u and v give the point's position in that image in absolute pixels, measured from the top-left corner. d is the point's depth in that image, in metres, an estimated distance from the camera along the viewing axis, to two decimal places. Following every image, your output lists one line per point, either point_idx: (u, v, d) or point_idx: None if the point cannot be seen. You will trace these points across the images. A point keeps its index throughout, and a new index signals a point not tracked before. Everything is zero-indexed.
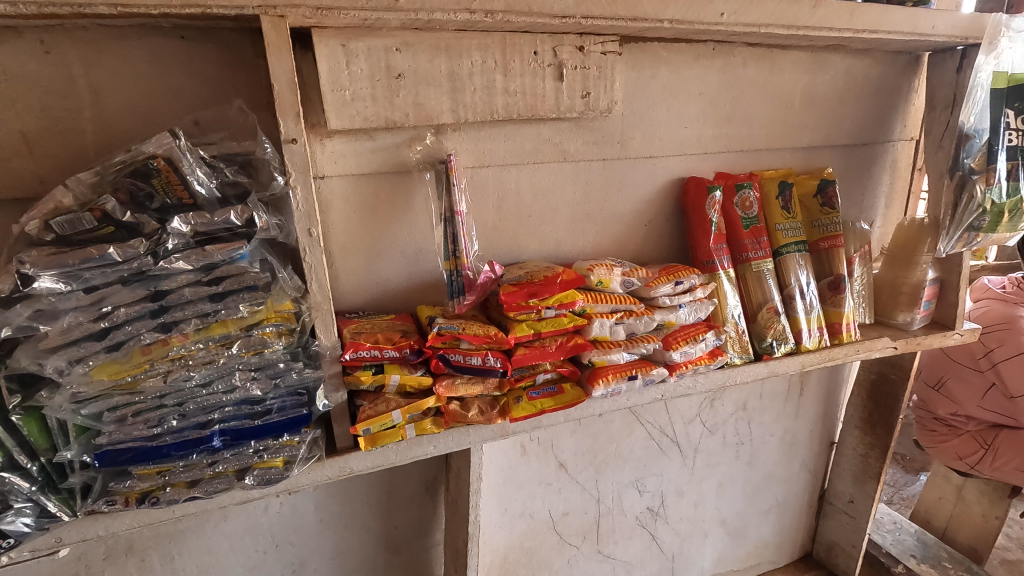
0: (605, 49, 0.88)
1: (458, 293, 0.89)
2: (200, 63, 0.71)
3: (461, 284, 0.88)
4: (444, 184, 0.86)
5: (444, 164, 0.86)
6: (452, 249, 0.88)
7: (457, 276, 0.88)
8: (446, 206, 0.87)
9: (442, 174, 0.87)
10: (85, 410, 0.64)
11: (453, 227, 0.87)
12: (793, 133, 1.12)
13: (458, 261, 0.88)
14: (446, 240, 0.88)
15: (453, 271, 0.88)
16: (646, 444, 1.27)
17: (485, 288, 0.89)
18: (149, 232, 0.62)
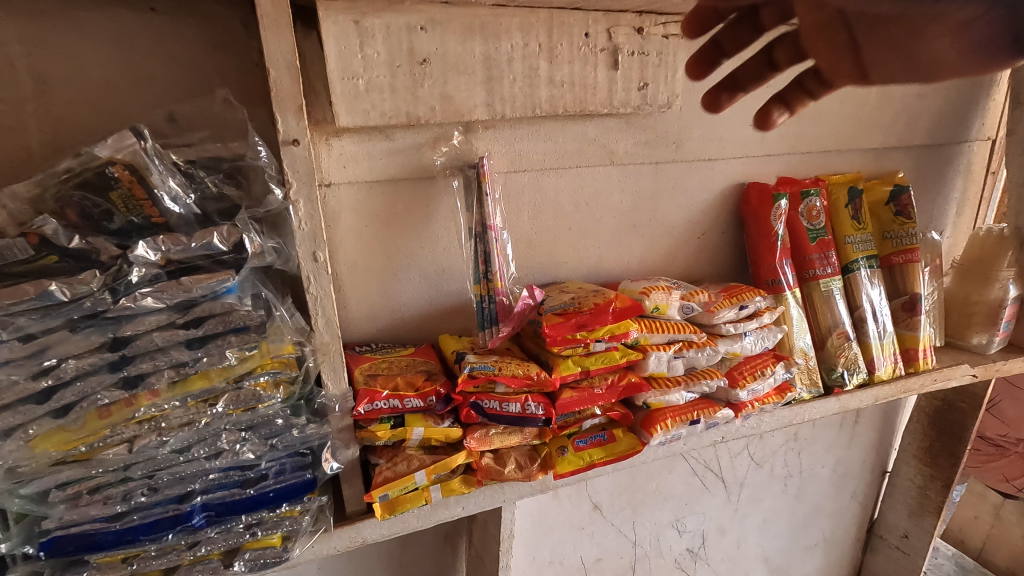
0: (667, 32, 0.73)
1: (489, 323, 0.74)
2: (176, 43, 0.56)
3: (493, 312, 0.73)
4: (475, 193, 0.72)
5: (475, 169, 0.71)
6: (483, 271, 0.73)
7: (489, 303, 0.74)
8: (476, 220, 0.72)
9: (470, 180, 0.72)
10: (26, 491, 0.50)
11: (485, 246, 0.72)
12: (865, 132, 0.98)
13: (490, 285, 0.73)
14: (475, 260, 0.73)
15: (483, 297, 0.74)
16: (687, 480, 1.13)
17: (523, 317, 0.75)
18: (108, 259, 0.48)
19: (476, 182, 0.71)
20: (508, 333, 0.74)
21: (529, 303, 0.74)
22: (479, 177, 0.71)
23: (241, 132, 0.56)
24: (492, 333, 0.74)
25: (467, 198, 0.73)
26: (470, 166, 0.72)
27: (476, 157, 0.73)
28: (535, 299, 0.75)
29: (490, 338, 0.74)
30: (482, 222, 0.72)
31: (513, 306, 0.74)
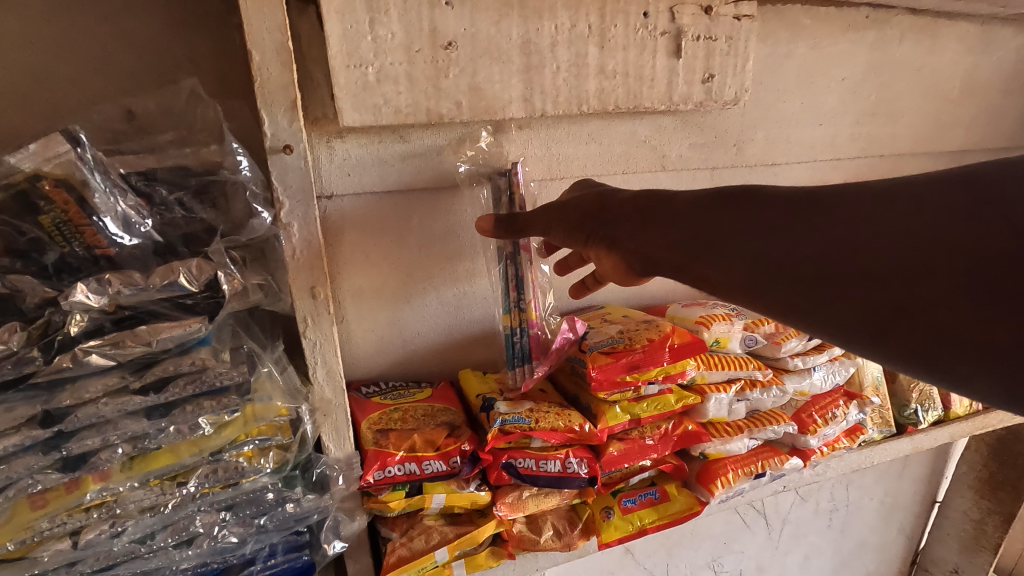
0: (739, 12, 0.60)
1: (520, 360, 0.61)
2: (133, 18, 0.44)
3: (525, 347, 0.61)
4: (502, 211, 0.58)
5: (505, 177, 0.57)
6: (513, 298, 0.60)
7: (520, 337, 0.60)
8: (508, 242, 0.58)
9: (496, 190, 0.58)
10: None
11: (517, 270, 0.59)
12: (944, 132, 0.85)
13: (523, 316, 0.60)
14: (504, 286, 0.60)
15: (513, 330, 0.60)
16: (727, 518, 1.02)
17: (560, 352, 0.62)
18: (37, 305, 0.36)
19: (507, 195, 0.57)
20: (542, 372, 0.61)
21: (569, 336, 0.62)
22: (511, 188, 0.57)
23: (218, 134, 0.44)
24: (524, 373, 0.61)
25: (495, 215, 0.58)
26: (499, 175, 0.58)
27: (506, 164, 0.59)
28: (576, 332, 0.63)
29: (521, 379, 0.61)
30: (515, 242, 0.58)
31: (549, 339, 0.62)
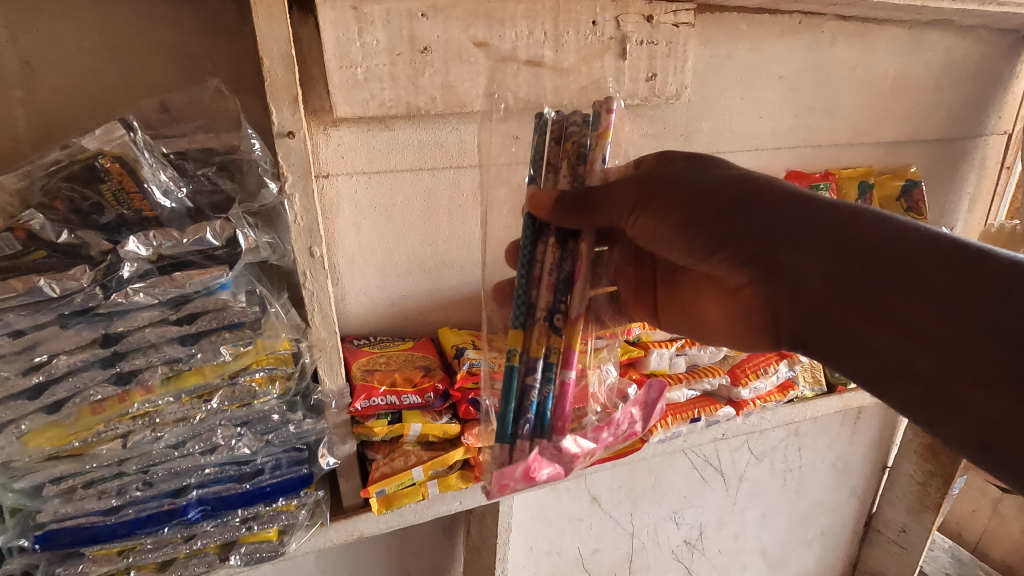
0: (677, 20, 0.71)
1: (534, 421, 0.50)
2: (167, 29, 0.54)
3: (551, 408, 0.50)
4: (562, 156, 0.52)
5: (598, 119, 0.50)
6: (546, 320, 0.51)
7: (544, 385, 0.51)
8: (556, 234, 0.52)
9: (562, 136, 0.52)
10: (19, 485, 0.50)
11: (569, 287, 0.51)
12: (880, 125, 0.95)
13: (558, 353, 0.51)
14: (534, 287, 0.52)
15: (530, 364, 0.51)
16: (687, 475, 1.13)
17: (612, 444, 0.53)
18: (99, 254, 0.47)
19: (573, 143, 0.52)
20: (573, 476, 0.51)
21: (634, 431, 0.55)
22: (594, 138, 0.51)
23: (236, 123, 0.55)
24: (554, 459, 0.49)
25: (550, 168, 0.52)
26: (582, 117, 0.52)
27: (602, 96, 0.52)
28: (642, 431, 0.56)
29: (525, 446, 0.49)
30: (578, 244, 0.52)
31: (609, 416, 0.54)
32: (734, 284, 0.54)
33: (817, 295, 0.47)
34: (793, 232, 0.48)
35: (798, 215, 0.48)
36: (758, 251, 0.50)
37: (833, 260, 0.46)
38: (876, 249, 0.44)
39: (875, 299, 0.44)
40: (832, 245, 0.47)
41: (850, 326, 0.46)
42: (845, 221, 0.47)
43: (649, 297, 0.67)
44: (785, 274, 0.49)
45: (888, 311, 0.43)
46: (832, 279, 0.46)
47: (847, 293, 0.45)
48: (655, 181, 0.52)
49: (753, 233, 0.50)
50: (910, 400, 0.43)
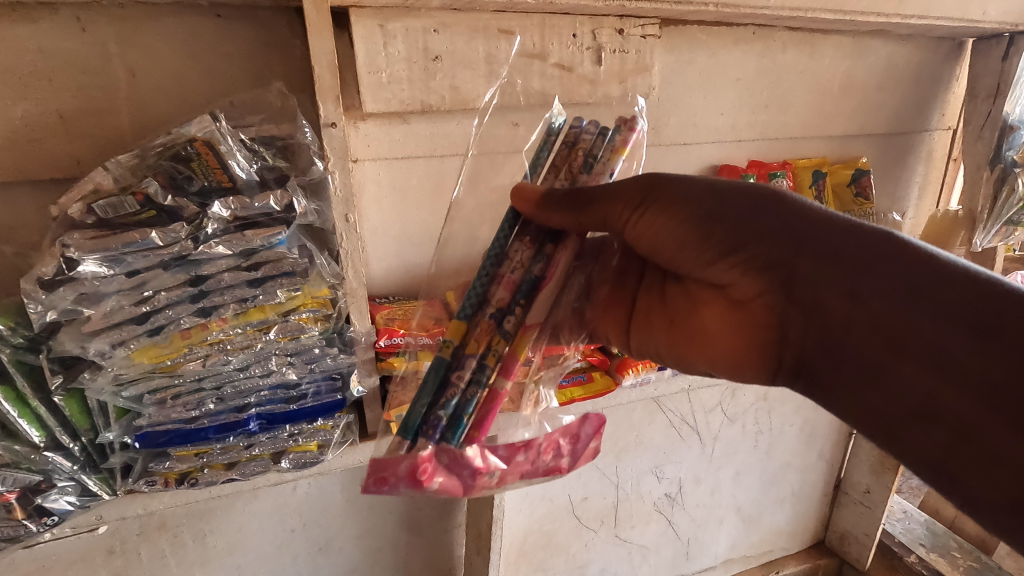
0: (645, 32, 0.85)
1: (445, 422, 0.54)
2: (236, 43, 0.69)
3: (468, 413, 0.55)
4: (568, 156, 0.61)
5: (616, 135, 0.59)
6: (493, 321, 0.57)
7: (468, 387, 0.55)
8: (532, 233, 0.60)
9: (575, 141, 0.61)
10: (126, 393, 0.65)
11: (529, 294, 0.58)
12: (830, 120, 1.10)
13: (494, 356, 0.56)
14: (495, 283, 0.58)
15: (462, 362, 0.56)
16: (666, 432, 1.28)
17: (528, 474, 0.58)
18: (189, 217, 0.62)
19: (583, 149, 0.60)
20: (471, 496, 0.54)
21: (559, 465, 0.59)
22: (608, 150, 0.59)
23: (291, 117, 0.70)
24: (449, 473, 0.52)
25: (554, 167, 0.62)
26: (600, 130, 0.60)
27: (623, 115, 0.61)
28: (569, 468, 0.60)
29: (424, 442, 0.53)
30: (553, 250, 0.59)
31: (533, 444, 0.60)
32: (745, 294, 0.60)
33: (842, 312, 0.53)
34: (831, 250, 0.54)
35: (837, 236, 0.54)
36: (779, 257, 0.56)
37: (864, 280, 0.52)
38: (906, 274, 0.50)
39: (901, 323, 0.50)
40: (857, 263, 0.53)
41: (869, 350, 0.52)
42: (876, 245, 0.53)
43: (621, 317, 0.75)
44: (801, 287, 0.55)
45: (900, 336, 0.50)
46: (861, 297, 0.52)
47: (871, 311, 0.51)
48: (664, 182, 0.59)
49: (784, 247, 0.56)
50: (929, 440, 0.49)
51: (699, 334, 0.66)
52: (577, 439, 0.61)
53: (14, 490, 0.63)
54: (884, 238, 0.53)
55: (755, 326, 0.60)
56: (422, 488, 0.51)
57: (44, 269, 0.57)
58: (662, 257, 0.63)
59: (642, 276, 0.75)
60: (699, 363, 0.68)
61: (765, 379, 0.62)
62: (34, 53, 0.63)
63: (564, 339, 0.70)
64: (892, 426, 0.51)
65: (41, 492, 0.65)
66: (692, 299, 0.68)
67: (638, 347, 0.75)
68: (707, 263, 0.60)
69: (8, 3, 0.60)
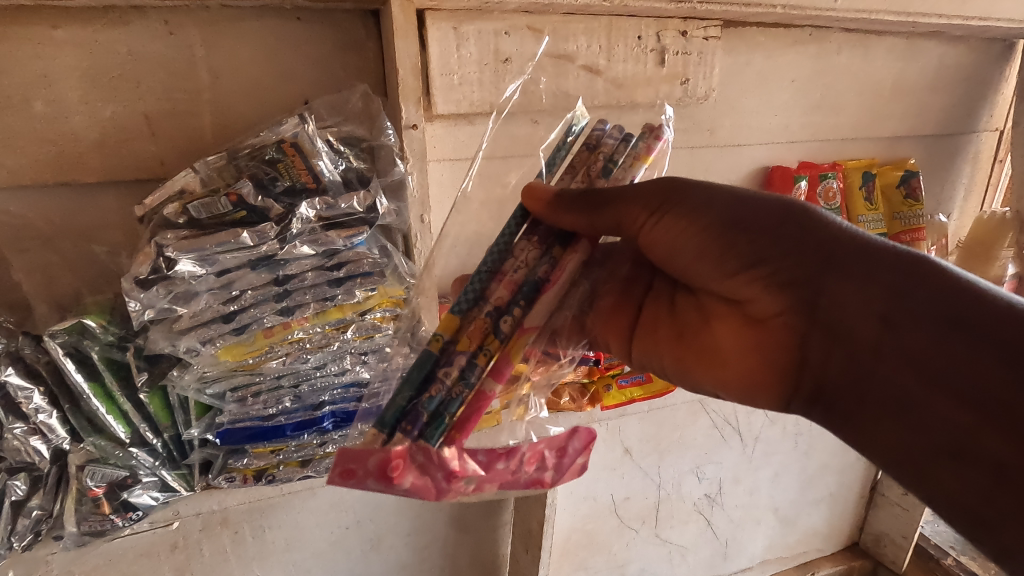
0: (707, 34, 0.85)
1: (426, 419, 0.49)
2: (315, 46, 0.71)
3: (450, 412, 0.49)
4: (585, 159, 0.58)
5: (641, 142, 0.57)
6: (489, 319, 0.52)
7: (454, 385, 0.50)
8: (541, 233, 0.55)
9: (596, 145, 0.58)
10: (210, 390, 0.66)
11: (530, 295, 0.53)
12: (881, 122, 1.09)
13: (485, 357, 0.51)
14: (495, 281, 0.53)
15: (450, 358, 0.51)
16: (708, 433, 1.28)
17: (507, 484, 0.51)
18: (276, 217, 0.62)
19: (604, 153, 0.57)
20: (444, 500, 0.48)
21: (540, 478, 0.52)
22: (631, 156, 0.57)
23: (371, 119, 0.71)
24: (422, 473, 0.47)
25: (570, 169, 0.58)
26: (622, 137, 0.58)
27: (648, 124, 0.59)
28: (552, 482, 0.53)
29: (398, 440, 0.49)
30: (562, 253, 0.55)
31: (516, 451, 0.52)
32: (765, 311, 0.55)
33: (870, 337, 0.48)
34: (860, 270, 0.50)
35: (868, 258, 0.50)
36: (804, 274, 0.52)
37: (899, 304, 0.47)
38: (947, 299, 0.45)
39: (936, 351, 0.45)
40: (882, 286, 0.48)
41: (899, 379, 0.47)
42: (911, 268, 0.48)
43: (625, 325, 0.69)
44: (824, 309, 0.51)
45: (932, 369, 0.45)
46: (893, 323, 0.47)
47: (905, 338, 0.46)
48: (682, 187, 0.56)
49: (810, 263, 0.52)
50: (960, 482, 0.43)
51: (710, 351, 0.62)
52: (562, 453, 0.54)
53: (103, 485, 0.65)
54: (923, 263, 0.48)
55: (772, 347, 0.56)
56: (391, 485, 0.46)
57: (141, 268, 0.58)
58: (680, 264, 0.59)
59: (651, 285, 0.70)
60: (706, 381, 0.63)
61: (780, 405, 0.58)
62: (124, 56, 0.64)
63: (563, 346, 0.63)
64: (921, 466, 0.46)
65: (126, 487, 0.66)
66: (705, 313, 0.63)
67: (639, 358, 0.70)
68: (729, 275, 0.56)
69: (101, 7, 0.61)
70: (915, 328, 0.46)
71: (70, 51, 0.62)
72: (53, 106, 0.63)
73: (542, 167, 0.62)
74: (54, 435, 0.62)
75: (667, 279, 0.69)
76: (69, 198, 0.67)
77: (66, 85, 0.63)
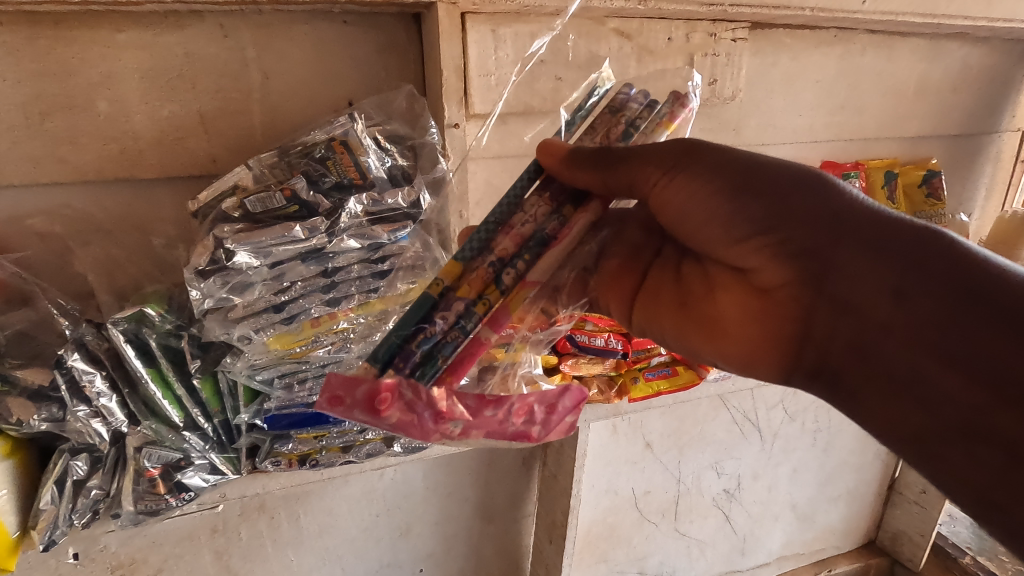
0: (736, 35, 0.87)
1: (419, 358, 0.47)
2: (360, 48, 0.74)
3: (444, 354, 0.47)
4: (604, 119, 0.55)
5: (666, 107, 0.54)
6: (492, 270, 0.50)
7: (450, 329, 0.48)
8: (554, 190, 0.53)
9: (619, 107, 0.54)
10: (259, 377, 0.68)
11: (536, 251, 0.51)
12: (903, 122, 1.11)
13: (484, 305, 0.49)
14: (501, 232, 0.51)
15: (449, 303, 0.49)
16: (728, 428, 1.30)
17: (494, 434, 0.48)
18: (325, 212, 0.65)
19: (627, 117, 0.54)
20: (429, 441, 0.46)
21: (527, 432, 0.49)
22: (654, 122, 0.54)
23: (415, 119, 0.75)
24: (408, 409, 0.45)
25: (589, 129, 0.55)
26: (647, 101, 0.54)
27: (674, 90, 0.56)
28: (539, 438, 0.49)
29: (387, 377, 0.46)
30: (573, 212, 0.52)
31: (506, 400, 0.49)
32: (769, 282, 0.52)
33: (881, 312, 0.46)
34: (875, 241, 0.47)
35: (883, 230, 0.48)
36: (817, 244, 0.49)
37: (913, 277, 0.45)
38: (962, 275, 0.44)
39: (949, 328, 0.44)
40: (895, 257, 0.46)
41: (910, 356, 0.45)
42: (927, 241, 0.46)
43: (628, 289, 0.64)
44: (831, 281, 0.49)
45: (947, 346, 0.43)
46: (906, 296, 0.45)
47: (921, 313, 0.45)
48: (701, 149, 0.52)
49: (822, 232, 0.49)
50: (972, 462, 0.42)
51: (712, 322, 0.58)
52: (552, 409, 0.50)
53: (158, 467, 0.67)
54: (936, 239, 0.47)
55: (775, 318, 0.52)
56: (377, 418, 0.44)
57: (200, 260, 0.62)
58: (682, 229, 0.55)
59: (659, 252, 0.65)
60: (706, 353, 0.59)
61: (779, 378, 0.55)
62: (181, 58, 0.67)
63: (562, 304, 0.59)
64: (931, 443, 0.45)
65: (179, 468, 0.69)
66: (710, 282, 0.59)
67: (642, 325, 0.64)
68: (733, 242, 0.52)
69: (162, 12, 0.64)
70: (930, 303, 0.44)
71: (131, 53, 0.65)
72: (116, 106, 0.66)
73: (560, 126, 0.59)
74: (114, 418, 0.64)
75: (676, 246, 0.64)
76: (127, 194, 0.71)
77: (127, 86, 0.66)
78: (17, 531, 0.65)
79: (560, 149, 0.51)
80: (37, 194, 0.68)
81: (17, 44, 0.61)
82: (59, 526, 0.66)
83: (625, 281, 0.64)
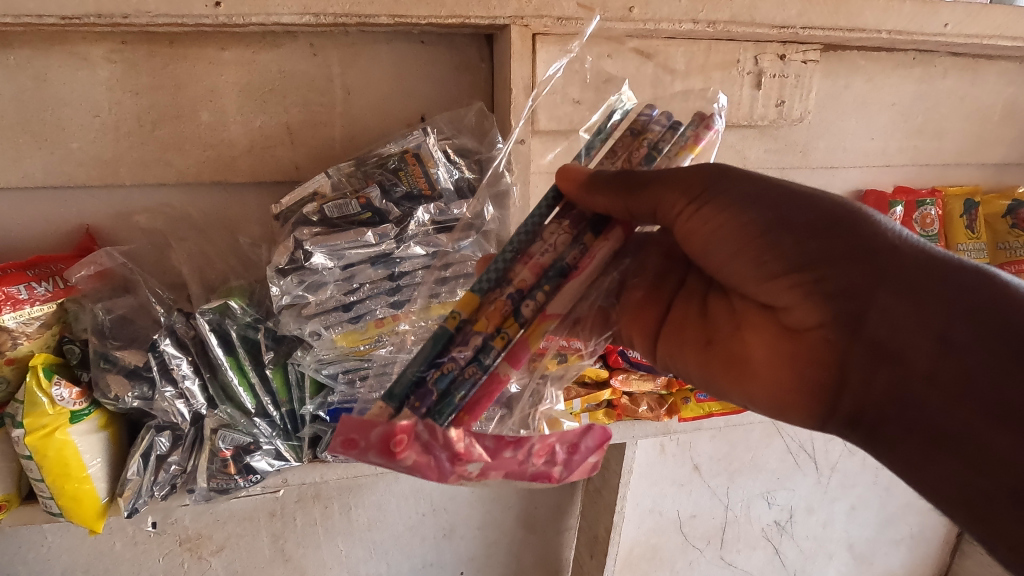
0: (806, 58, 0.86)
1: (435, 397, 0.48)
2: (435, 66, 0.79)
3: (460, 392, 0.48)
4: (625, 143, 0.55)
5: (689, 130, 0.54)
6: (510, 301, 0.51)
7: (468, 364, 0.49)
8: (573, 218, 0.53)
9: (641, 130, 0.55)
10: (326, 370, 0.72)
11: (555, 281, 0.51)
12: (987, 148, 1.06)
13: (502, 339, 0.50)
14: (519, 262, 0.51)
15: (466, 337, 0.50)
16: (782, 457, 1.26)
17: (513, 474, 0.48)
18: (395, 219, 0.69)
19: (650, 139, 0.54)
20: (446, 482, 0.46)
21: (548, 472, 0.49)
22: (678, 145, 0.54)
23: (485, 135, 0.79)
24: (424, 451, 0.46)
25: (610, 153, 0.55)
26: (671, 125, 0.55)
27: (700, 113, 0.56)
28: (560, 478, 0.49)
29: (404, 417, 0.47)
30: (593, 240, 0.53)
31: (527, 438, 0.49)
32: (803, 322, 0.51)
33: (926, 361, 0.45)
34: (918, 284, 0.46)
35: (930, 274, 0.46)
36: (856, 285, 0.48)
37: (960, 324, 0.44)
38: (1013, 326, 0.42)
39: (1000, 384, 0.42)
40: (940, 303, 0.45)
41: (955, 409, 0.44)
42: (972, 287, 0.45)
43: (650, 321, 0.66)
44: (870, 327, 0.47)
45: (1002, 403, 0.41)
46: (952, 344, 0.44)
47: (969, 362, 0.43)
48: (728, 177, 0.52)
49: (863, 273, 0.47)
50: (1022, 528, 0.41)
51: (739, 360, 0.58)
52: (574, 449, 0.50)
53: (230, 448, 0.72)
54: (989, 284, 0.45)
55: (809, 361, 0.52)
56: (392, 460, 0.45)
57: (281, 259, 0.67)
58: (712, 262, 0.55)
59: (684, 281, 0.66)
60: (734, 393, 0.59)
61: (812, 425, 0.54)
62: (275, 75, 0.73)
63: (584, 335, 0.59)
64: (977, 502, 0.43)
65: (248, 452, 0.73)
66: (737, 319, 0.59)
67: (664, 359, 0.66)
68: (765, 278, 0.52)
69: (261, 33, 0.71)
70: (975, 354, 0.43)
71: (232, 69, 0.72)
72: (215, 115, 0.73)
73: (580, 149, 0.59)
74: (196, 400, 0.70)
75: (701, 275, 0.65)
76: (219, 196, 0.79)
77: (227, 98, 0.72)
78: (106, 497, 0.72)
79: (578, 178, 0.52)
80: (145, 193, 0.76)
81: (138, 60, 0.69)
82: (141, 495, 0.72)
83: (648, 310, 0.66)
